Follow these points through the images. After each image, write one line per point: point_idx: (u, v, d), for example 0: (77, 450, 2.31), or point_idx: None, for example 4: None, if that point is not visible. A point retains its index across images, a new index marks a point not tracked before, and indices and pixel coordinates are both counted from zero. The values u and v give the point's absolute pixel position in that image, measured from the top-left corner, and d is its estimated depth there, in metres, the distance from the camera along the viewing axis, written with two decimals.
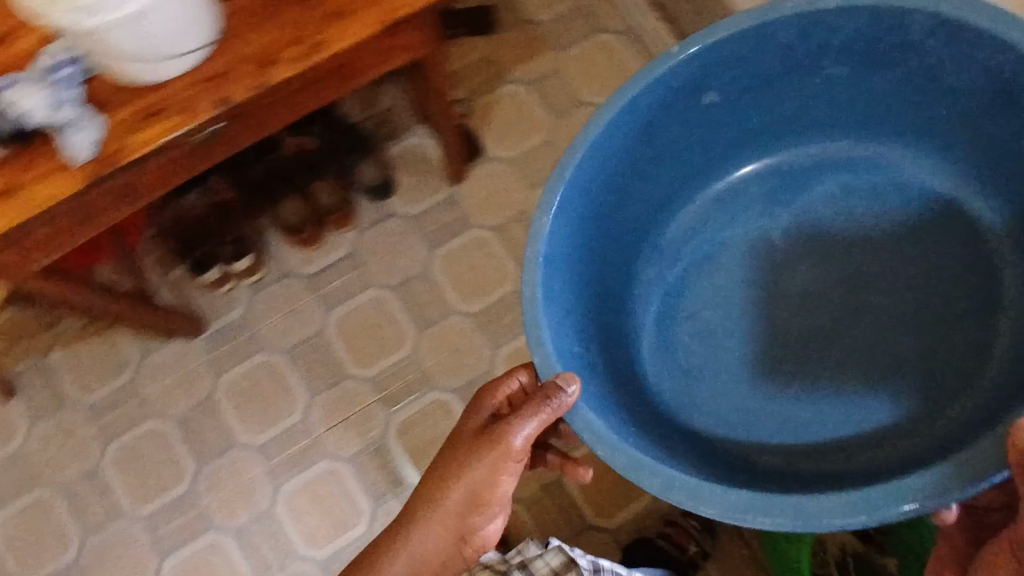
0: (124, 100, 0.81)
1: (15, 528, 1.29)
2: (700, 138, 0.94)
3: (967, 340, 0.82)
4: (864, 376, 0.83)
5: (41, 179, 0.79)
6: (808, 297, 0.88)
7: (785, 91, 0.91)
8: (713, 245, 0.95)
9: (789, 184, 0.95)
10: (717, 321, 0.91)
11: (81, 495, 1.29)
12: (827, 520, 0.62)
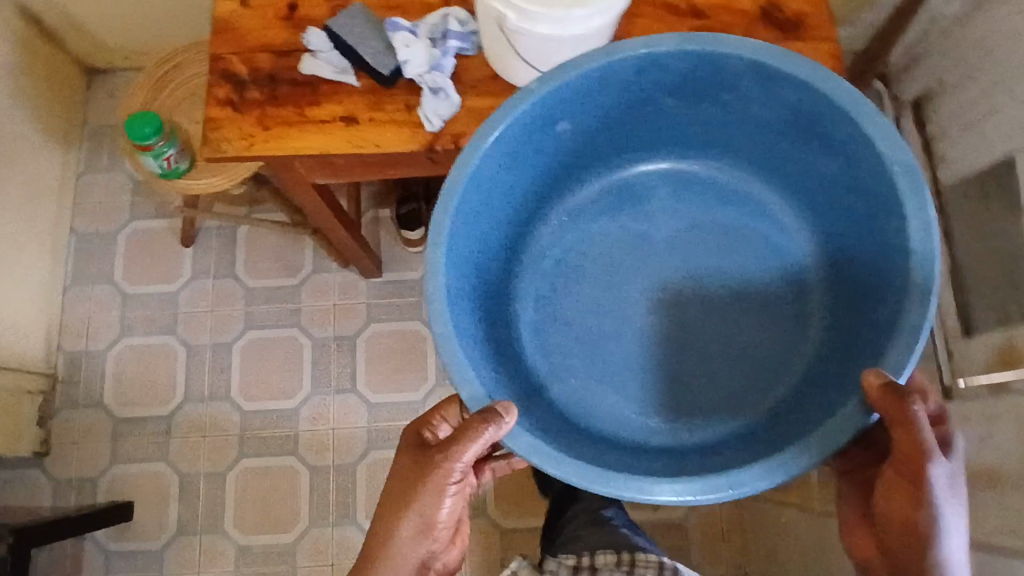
0: (489, 90, 0.79)
1: (134, 365, 1.32)
2: (608, 138, 0.86)
3: (739, 351, 0.83)
4: (670, 382, 0.83)
5: (382, 125, 0.77)
6: (682, 349, 0.83)
7: (695, 127, 0.86)
8: (577, 250, 0.89)
9: (643, 203, 0.90)
10: (591, 350, 0.84)
11: (203, 365, 1.32)
12: (660, 495, 0.62)
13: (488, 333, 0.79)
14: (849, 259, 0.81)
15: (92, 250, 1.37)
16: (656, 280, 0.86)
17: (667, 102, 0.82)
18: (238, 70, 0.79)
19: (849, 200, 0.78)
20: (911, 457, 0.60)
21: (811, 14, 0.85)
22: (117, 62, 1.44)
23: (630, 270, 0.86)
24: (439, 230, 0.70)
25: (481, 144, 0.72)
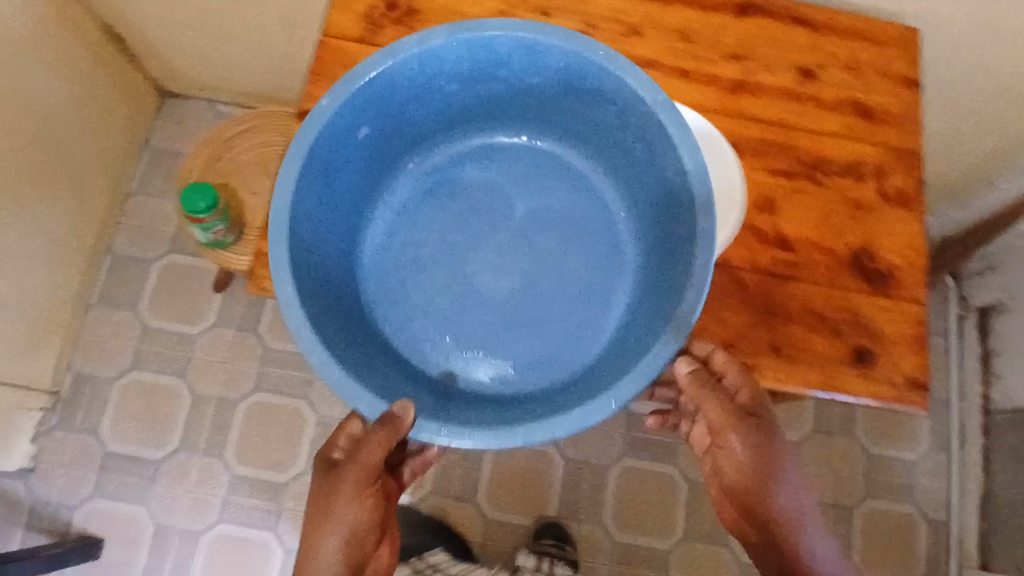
0: None
1: (138, 400, 1.30)
2: (443, 114, 0.88)
3: (564, 306, 0.86)
4: (478, 336, 0.85)
5: None
6: (500, 274, 0.87)
7: (525, 107, 0.88)
8: (413, 222, 0.90)
9: (454, 183, 0.92)
10: (442, 310, 0.86)
11: (204, 417, 1.30)
12: (485, 442, 0.64)
13: (340, 304, 0.80)
14: (652, 213, 0.85)
15: (125, 274, 1.36)
16: (491, 250, 0.87)
17: (515, 85, 0.83)
18: None
19: (615, 125, 0.82)
20: (764, 443, 0.68)
21: (903, 268, 0.79)
22: (192, 91, 1.43)
23: (479, 221, 0.89)
24: (277, 199, 0.68)
25: (337, 106, 0.72)
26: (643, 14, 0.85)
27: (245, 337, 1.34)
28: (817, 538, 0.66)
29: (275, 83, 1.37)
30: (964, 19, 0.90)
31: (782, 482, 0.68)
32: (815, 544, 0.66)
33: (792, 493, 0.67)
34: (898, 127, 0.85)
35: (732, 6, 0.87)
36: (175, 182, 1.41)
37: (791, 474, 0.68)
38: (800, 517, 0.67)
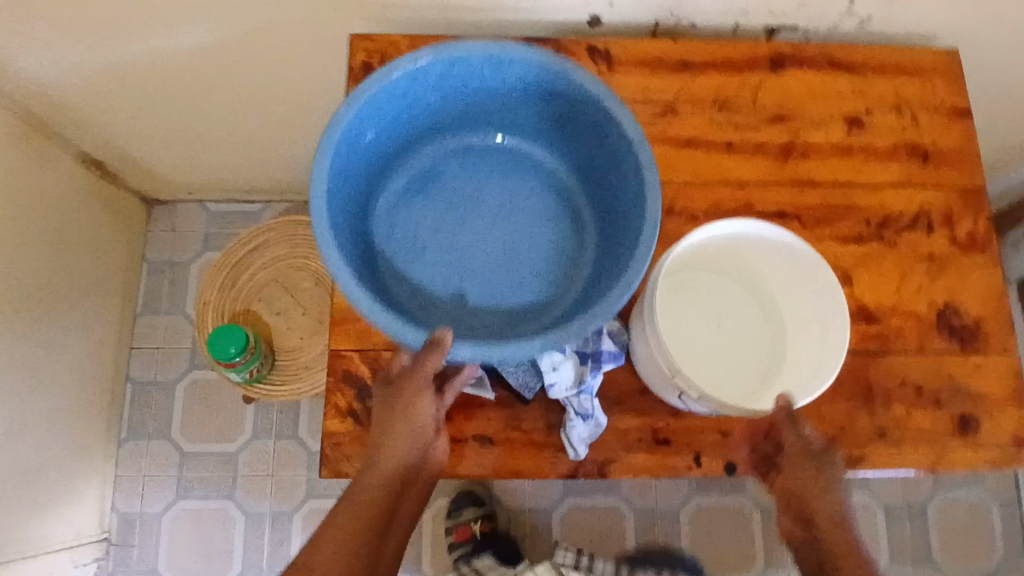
0: (639, 408, 0.71)
1: (190, 531, 1.26)
2: (427, 120, 0.77)
3: (544, 264, 0.78)
4: (498, 321, 0.75)
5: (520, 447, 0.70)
6: (506, 260, 0.78)
7: (490, 111, 0.78)
8: (401, 218, 0.79)
9: (441, 183, 0.80)
10: (455, 301, 0.76)
11: (261, 535, 1.26)
12: (537, 348, 0.58)
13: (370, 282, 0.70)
14: (596, 176, 0.78)
15: (149, 402, 1.30)
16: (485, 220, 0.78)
17: (486, 92, 0.74)
18: (360, 372, 0.70)
19: (584, 131, 0.74)
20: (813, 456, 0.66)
21: (991, 320, 0.76)
22: (180, 194, 1.35)
23: (467, 207, 0.79)
24: (315, 188, 0.61)
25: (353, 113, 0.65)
26: (675, 89, 0.80)
27: (286, 447, 1.29)
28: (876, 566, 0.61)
29: (268, 177, 1.29)
30: (1004, 30, 0.85)
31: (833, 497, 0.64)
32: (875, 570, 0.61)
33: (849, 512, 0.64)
34: (957, 165, 0.80)
35: (765, 61, 0.81)
36: (181, 296, 1.34)
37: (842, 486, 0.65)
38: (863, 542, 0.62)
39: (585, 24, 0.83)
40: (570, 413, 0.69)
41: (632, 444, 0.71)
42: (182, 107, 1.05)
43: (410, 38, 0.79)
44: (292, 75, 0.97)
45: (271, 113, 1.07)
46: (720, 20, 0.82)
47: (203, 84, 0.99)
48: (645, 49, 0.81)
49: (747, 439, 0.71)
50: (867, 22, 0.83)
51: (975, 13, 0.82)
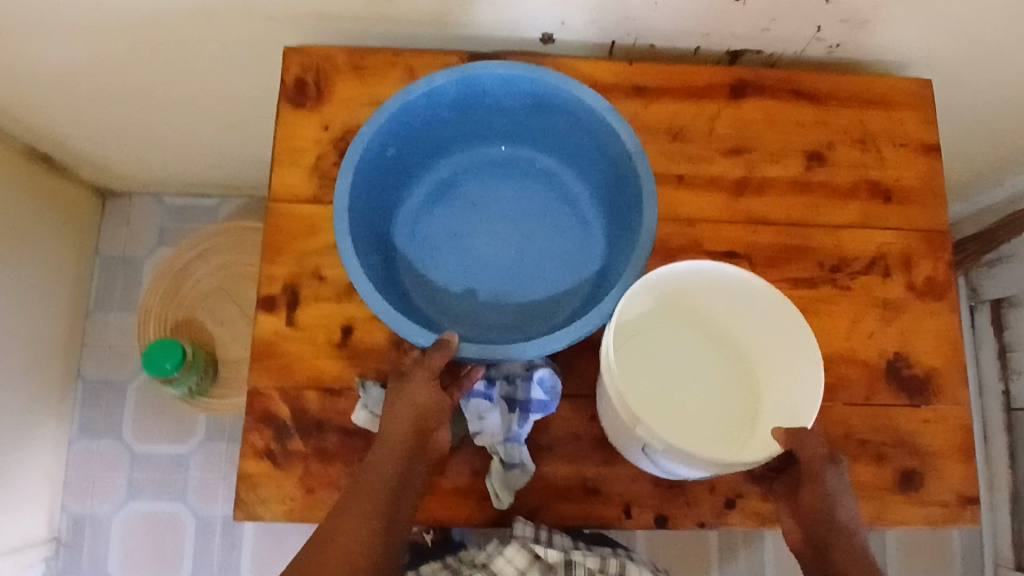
0: (570, 453, 0.69)
1: (141, 533, 1.24)
2: (452, 129, 0.75)
3: (558, 277, 0.76)
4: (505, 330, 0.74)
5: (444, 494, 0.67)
6: (518, 271, 0.76)
7: (499, 123, 0.76)
8: (418, 223, 0.77)
9: (461, 192, 0.78)
10: (463, 309, 0.75)
11: (213, 539, 1.24)
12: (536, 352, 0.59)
13: (381, 281, 0.70)
14: (603, 185, 0.75)
15: (101, 401, 1.28)
16: (496, 239, 0.76)
17: (498, 105, 0.73)
18: (280, 411, 0.67)
19: (585, 143, 0.72)
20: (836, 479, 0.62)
21: (944, 371, 0.73)
22: (135, 188, 1.31)
23: (482, 216, 0.77)
24: (339, 197, 0.61)
25: (372, 129, 0.64)
26: (627, 115, 0.76)
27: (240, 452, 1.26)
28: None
29: (224, 174, 1.24)
30: (979, 58, 0.81)
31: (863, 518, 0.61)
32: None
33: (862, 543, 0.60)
34: (921, 204, 0.77)
35: (724, 87, 0.77)
36: (135, 293, 1.31)
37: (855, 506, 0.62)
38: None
39: (537, 41, 0.78)
40: (496, 462, 0.66)
41: (562, 489, 0.68)
42: (126, 106, 1.00)
43: (348, 52, 0.75)
44: (236, 79, 0.93)
45: (220, 114, 1.03)
46: (679, 41, 0.77)
47: (144, 85, 0.94)
48: (598, 72, 0.76)
49: (681, 490, 0.69)
50: (835, 47, 0.78)
51: (949, 40, 0.77)
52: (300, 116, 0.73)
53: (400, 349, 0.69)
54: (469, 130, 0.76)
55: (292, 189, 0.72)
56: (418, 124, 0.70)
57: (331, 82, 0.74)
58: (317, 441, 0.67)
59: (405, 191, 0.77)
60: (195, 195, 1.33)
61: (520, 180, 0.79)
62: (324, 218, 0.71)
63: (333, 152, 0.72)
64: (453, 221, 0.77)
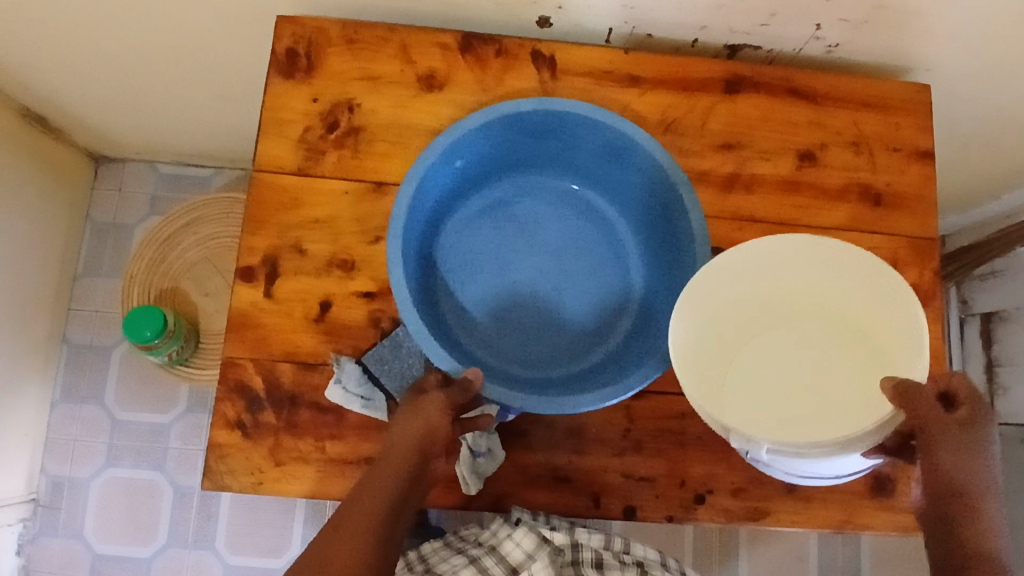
0: (541, 441, 0.69)
1: (118, 499, 1.24)
2: (518, 155, 0.74)
3: (598, 309, 0.74)
4: (536, 360, 0.72)
5: None
6: (555, 298, 0.74)
7: (559, 151, 0.74)
8: (458, 238, 0.75)
9: (511, 212, 0.76)
10: (491, 331, 0.73)
11: (190, 509, 1.25)
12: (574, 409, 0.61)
13: (424, 307, 0.69)
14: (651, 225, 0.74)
15: (85, 366, 1.28)
16: (542, 265, 0.74)
17: (560, 136, 0.71)
18: (253, 383, 0.67)
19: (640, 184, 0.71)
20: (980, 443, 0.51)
21: None
22: (129, 154, 1.31)
23: (527, 238, 0.75)
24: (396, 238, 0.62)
25: (433, 154, 0.65)
26: (620, 105, 0.75)
27: None
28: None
29: (218, 144, 1.23)
30: (981, 68, 0.79)
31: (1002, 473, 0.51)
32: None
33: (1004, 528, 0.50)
34: (912, 210, 0.76)
35: (720, 82, 0.76)
36: (124, 260, 1.30)
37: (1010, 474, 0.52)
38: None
39: (534, 24, 0.77)
40: (464, 448, 0.66)
41: (530, 475, 0.68)
42: (119, 72, 0.99)
43: (341, 25, 0.74)
44: (231, 47, 0.92)
45: (214, 83, 1.02)
46: (677, 32, 0.76)
47: (138, 50, 0.93)
48: (593, 59, 0.76)
49: (651, 483, 0.69)
50: (835, 47, 0.78)
51: (951, 47, 0.76)
52: (289, 88, 0.72)
53: (377, 327, 0.69)
54: (528, 154, 0.74)
55: (276, 160, 0.71)
56: (475, 150, 0.70)
57: (322, 54, 0.73)
58: (287, 415, 0.67)
59: (456, 204, 0.75)
60: (188, 164, 1.32)
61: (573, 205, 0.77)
62: (308, 192, 0.71)
63: (321, 126, 0.72)
64: (502, 240, 0.75)
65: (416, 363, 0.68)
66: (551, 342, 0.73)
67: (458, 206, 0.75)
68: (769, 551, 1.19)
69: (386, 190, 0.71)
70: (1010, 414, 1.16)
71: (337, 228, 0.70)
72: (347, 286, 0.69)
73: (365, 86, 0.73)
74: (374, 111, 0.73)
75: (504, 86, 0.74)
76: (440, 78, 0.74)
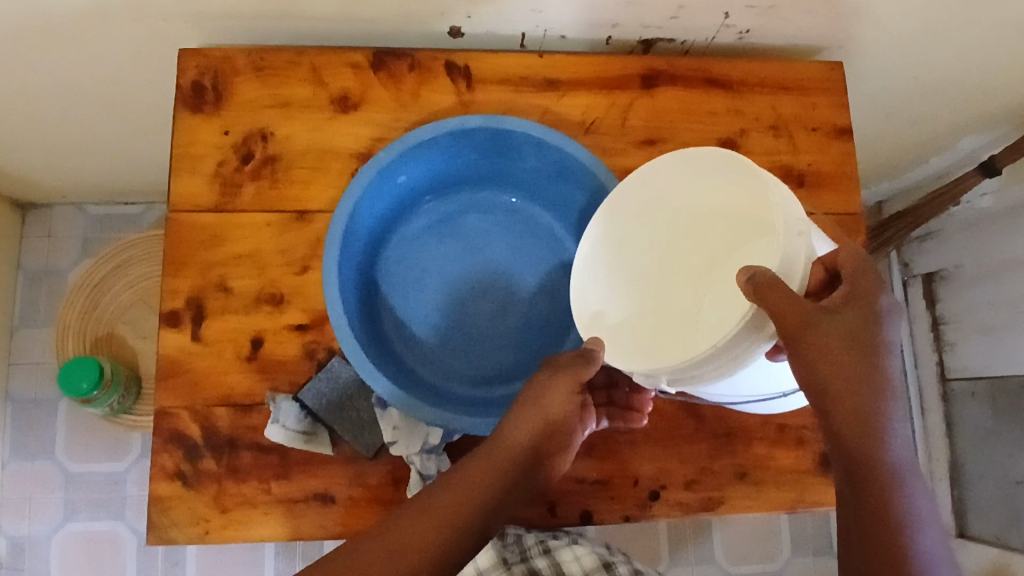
0: None
1: (79, 555, 1.20)
2: (465, 171, 0.72)
3: (552, 316, 0.71)
4: (488, 380, 0.69)
5: (364, 504, 0.65)
6: (505, 315, 0.70)
7: (498, 163, 0.71)
8: (402, 255, 0.72)
9: (459, 227, 0.73)
10: (438, 352, 0.70)
11: (155, 558, 1.21)
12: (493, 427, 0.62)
13: (368, 337, 0.66)
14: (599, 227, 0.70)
15: (32, 420, 1.23)
16: (487, 277, 0.71)
17: (491, 147, 0.69)
18: (189, 430, 0.65)
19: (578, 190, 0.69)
20: (866, 330, 0.49)
21: None
22: (53, 198, 1.26)
23: (475, 254, 0.72)
24: (329, 271, 0.62)
25: (360, 184, 0.64)
26: (539, 109, 0.75)
27: None
28: (919, 497, 0.48)
29: (144, 179, 1.20)
30: (892, 42, 0.81)
31: (870, 363, 0.48)
32: (914, 502, 0.48)
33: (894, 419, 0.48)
34: (835, 188, 0.77)
35: (637, 78, 0.77)
36: (60, 308, 1.26)
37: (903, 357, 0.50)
38: (906, 462, 0.48)
39: (446, 34, 0.76)
40: (413, 473, 0.64)
41: None
42: (26, 116, 0.95)
43: (246, 52, 0.72)
44: (142, 81, 0.89)
45: (130, 119, 0.99)
46: (589, 32, 0.76)
47: (43, 92, 0.89)
48: (508, 65, 0.75)
49: (604, 485, 0.68)
50: (747, 33, 0.78)
51: (860, 24, 0.77)
52: (198, 122, 0.70)
53: (312, 359, 0.67)
54: (467, 169, 0.72)
55: (193, 198, 0.69)
56: (410, 170, 0.68)
57: (229, 84, 0.71)
58: (228, 459, 0.65)
59: (403, 220, 0.72)
60: (117, 203, 1.28)
61: (518, 212, 0.74)
62: (228, 228, 0.69)
63: (235, 158, 0.70)
64: (445, 253, 0.72)
65: (353, 394, 0.67)
66: (508, 360, 0.70)
67: (405, 223, 0.72)
68: (741, 532, 1.20)
69: (309, 218, 0.70)
70: (958, 370, 1.19)
71: (262, 261, 0.68)
72: (278, 320, 0.68)
73: (278, 113, 0.71)
74: (290, 137, 0.71)
75: (421, 100, 0.73)
76: (355, 98, 0.72)
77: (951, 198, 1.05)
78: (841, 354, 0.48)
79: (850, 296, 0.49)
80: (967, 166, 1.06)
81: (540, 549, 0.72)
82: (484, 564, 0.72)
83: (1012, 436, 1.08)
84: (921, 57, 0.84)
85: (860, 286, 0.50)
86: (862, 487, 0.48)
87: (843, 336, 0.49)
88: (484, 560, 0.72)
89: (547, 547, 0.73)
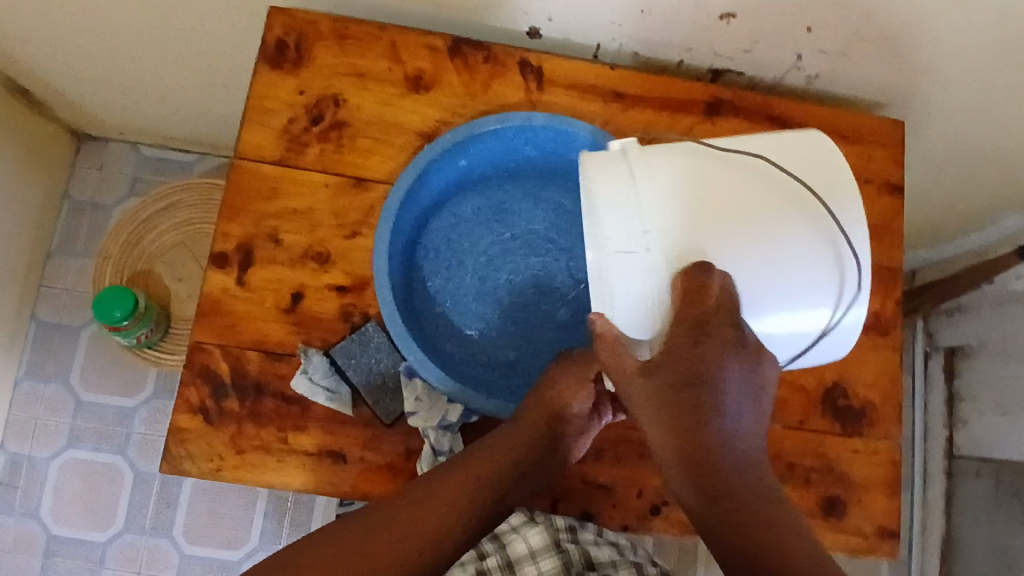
0: None
1: (76, 482, 1.22)
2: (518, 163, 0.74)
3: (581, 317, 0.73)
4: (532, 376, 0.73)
5: (374, 469, 0.66)
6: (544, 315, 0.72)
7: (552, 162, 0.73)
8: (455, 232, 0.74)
9: (504, 218, 0.74)
10: (470, 338, 0.71)
11: (150, 495, 1.22)
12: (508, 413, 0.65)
13: (406, 311, 0.68)
14: None
15: (52, 345, 1.26)
16: (520, 270, 0.73)
17: (546, 145, 0.71)
18: (219, 368, 0.67)
19: None
20: (674, 392, 0.53)
21: (880, 405, 0.75)
22: (112, 134, 1.30)
23: (520, 249, 0.73)
24: (383, 239, 0.64)
25: (427, 158, 0.66)
26: (602, 118, 0.77)
27: None
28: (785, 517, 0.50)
29: (204, 131, 1.23)
30: (955, 110, 0.82)
31: (684, 414, 0.53)
32: (780, 524, 0.50)
33: (725, 457, 0.52)
34: (879, 241, 0.78)
35: (701, 103, 0.78)
36: (99, 240, 1.29)
37: (731, 396, 0.53)
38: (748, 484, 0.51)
39: (524, 34, 0.78)
40: (426, 447, 0.66)
41: None
42: (103, 50, 0.99)
43: (332, 20, 0.75)
44: (222, 35, 0.92)
45: (202, 69, 1.02)
46: (663, 52, 0.78)
47: (127, 30, 0.93)
48: (580, 71, 0.77)
49: (609, 491, 0.69)
50: (815, 78, 0.80)
51: (930, 87, 0.78)
52: (276, 79, 0.73)
53: (347, 321, 0.69)
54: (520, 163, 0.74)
55: (259, 149, 0.72)
56: (471, 154, 0.70)
57: (311, 47, 0.74)
58: (253, 403, 0.67)
59: (456, 201, 0.74)
60: (171, 148, 1.32)
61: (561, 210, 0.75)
62: (287, 182, 0.71)
63: (305, 118, 0.73)
64: (488, 240, 0.74)
65: (385, 361, 0.68)
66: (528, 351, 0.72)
67: (461, 205, 0.74)
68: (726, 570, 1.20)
69: (366, 186, 0.72)
70: (968, 447, 1.18)
71: (314, 220, 0.71)
72: (321, 279, 0.69)
73: (353, 82, 0.74)
74: (360, 106, 0.73)
75: (490, 91, 0.75)
76: (428, 79, 0.75)
77: (986, 275, 1.06)
78: (663, 415, 0.54)
79: (657, 363, 0.54)
80: (1006, 246, 1.06)
81: (570, 535, 0.65)
82: (536, 545, 0.65)
83: (1013, 521, 1.07)
84: (981, 129, 0.85)
85: (673, 349, 0.54)
86: (716, 525, 0.51)
87: (656, 400, 0.54)
88: (536, 540, 0.65)
89: (576, 536, 0.65)
